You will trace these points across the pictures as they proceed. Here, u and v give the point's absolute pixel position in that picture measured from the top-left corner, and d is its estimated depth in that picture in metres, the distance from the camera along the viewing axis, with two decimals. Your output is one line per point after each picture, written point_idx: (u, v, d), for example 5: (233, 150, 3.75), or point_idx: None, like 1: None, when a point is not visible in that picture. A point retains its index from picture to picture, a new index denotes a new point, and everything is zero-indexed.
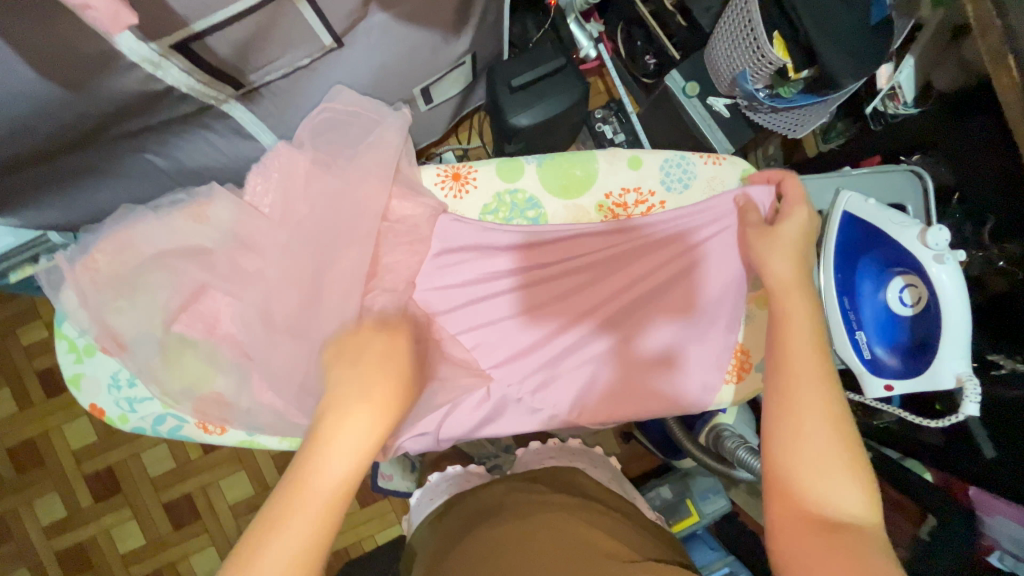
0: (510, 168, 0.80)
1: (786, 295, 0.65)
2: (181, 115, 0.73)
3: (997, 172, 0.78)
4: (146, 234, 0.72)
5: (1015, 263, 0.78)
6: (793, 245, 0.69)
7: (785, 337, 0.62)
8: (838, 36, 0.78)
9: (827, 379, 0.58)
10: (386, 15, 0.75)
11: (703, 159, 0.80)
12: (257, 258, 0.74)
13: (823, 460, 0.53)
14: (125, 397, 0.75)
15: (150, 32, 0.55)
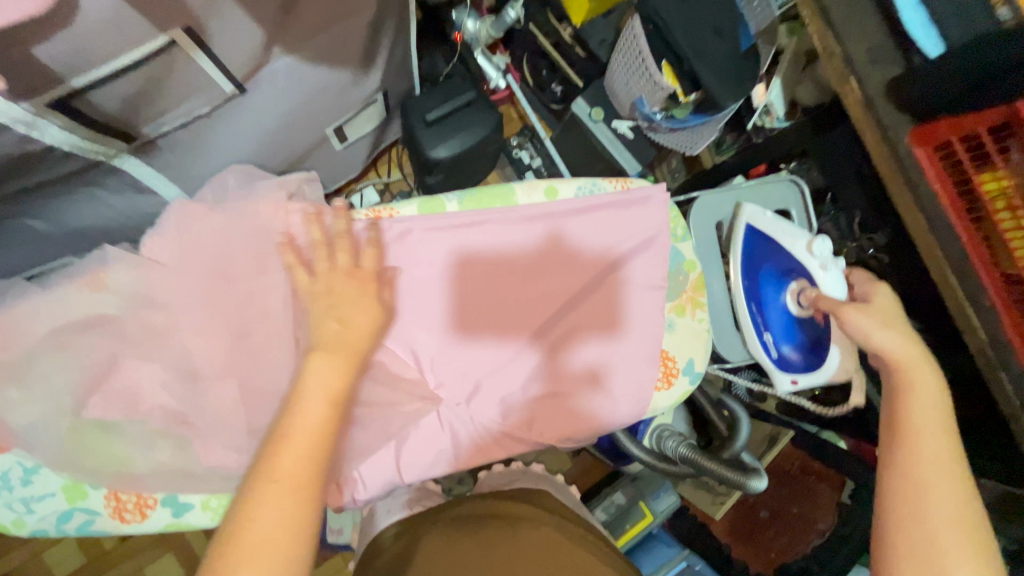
0: (431, 208, 0.73)
1: (915, 366, 0.62)
2: (63, 175, 0.68)
3: (860, 176, 0.90)
4: (36, 311, 0.64)
5: (882, 251, 0.90)
6: (888, 309, 0.68)
7: (905, 399, 0.61)
8: (717, 64, 0.87)
9: (946, 432, 0.58)
10: (289, 60, 0.73)
11: (620, 186, 0.77)
12: (163, 323, 0.68)
13: (948, 522, 0.52)
14: (18, 498, 0.65)
15: (22, 91, 0.50)
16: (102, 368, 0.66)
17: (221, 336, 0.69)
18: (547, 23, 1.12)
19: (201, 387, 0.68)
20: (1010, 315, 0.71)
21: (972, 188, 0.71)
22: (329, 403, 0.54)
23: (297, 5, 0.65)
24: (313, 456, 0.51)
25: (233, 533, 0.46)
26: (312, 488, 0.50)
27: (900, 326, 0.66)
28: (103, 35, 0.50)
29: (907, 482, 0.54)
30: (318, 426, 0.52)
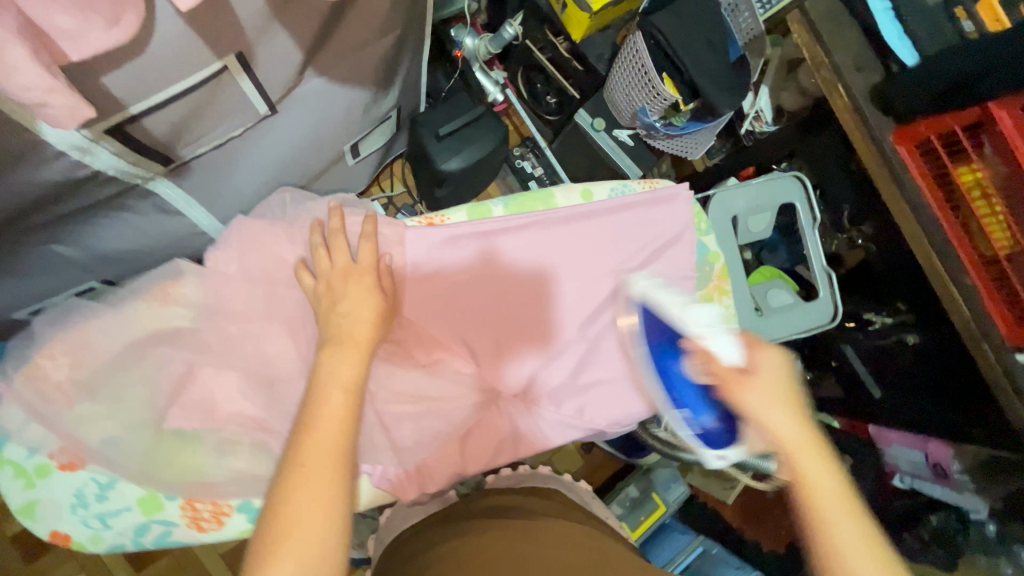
0: (479, 213, 0.76)
1: (804, 452, 0.53)
2: (99, 199, 0.68)
3: (848, 174, 0.99)
4: (105, 328, 0.65)
5: (870, 240, 0.99)
6: (772, 383, 0.55)
7: (812, 495, 0.51)
8: (713, 75, 0.93)
9: (863, 524, 0.51)
10: (319, 81, 0.76)
11: (646, 186, 0.80)
12: (206, 342, 0.69)
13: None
14: (94, 514, 0.64)
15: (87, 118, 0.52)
16: (176, 383, 0.67)
17: (265, 352, 0.70)
18: (544, 38, 1.18)
19: (248, 403, 0.69)
20: (989, 293, 0.79)
21: (950, 181, 0.79)
22: (348, 393, 0.57)
23: (333, 29, 0.68)
24: (336, 443, 0.53)
25: (275, 514, 0.50)
26: (337, 474, 0.52)
27: (790, 408, 0.55)
28: (167, 60, 0.52)
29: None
30: (344, 411, 0.56)
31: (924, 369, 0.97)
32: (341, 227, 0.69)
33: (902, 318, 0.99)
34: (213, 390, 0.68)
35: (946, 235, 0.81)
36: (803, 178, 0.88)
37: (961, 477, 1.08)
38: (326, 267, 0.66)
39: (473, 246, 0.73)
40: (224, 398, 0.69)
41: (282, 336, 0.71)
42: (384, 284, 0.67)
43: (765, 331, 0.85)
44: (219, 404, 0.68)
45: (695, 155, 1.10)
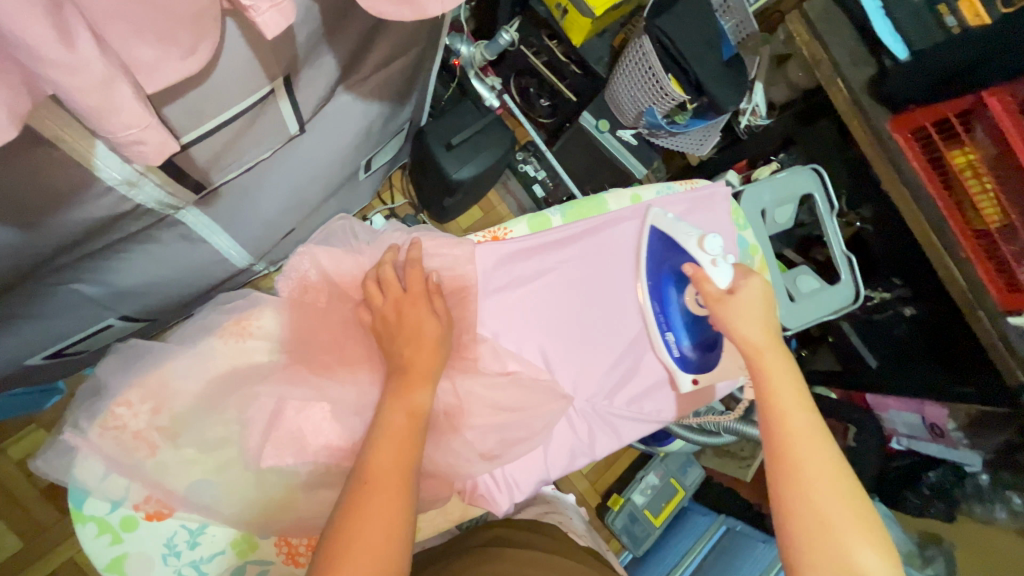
0: (539, 223, 0.79)
1: (759, 354, 0.65)
2: (131, 232, 0.65)
3: (844, 161, 1.06)
4: (178, 372, 0.65)
5: (868, 222, 1.07)
6: (750, 309, 0.68)
7: (769, 382, 0.63)
8: (715, 72, 0.96)
9: (819, 431, 0.60)
10: (347, 97, 0.75)
11: (686, 186, 0.84)
12: (259, 372, 0.67)
13: (843, 525, 0.53)
14: (187, 563, 0.64)
15: (188, 126, 0.51)
16: (269, 420, 0.67)
17: (315, 378, 0.68)
18: (539, 42, 1.19)
19: (304, 432, 0.67)
20: (983, 264, 0.86)
21: (943, 165, 0.87)
22: (412, 415, 0.57)
23: (368, 45, 0.68)
24: (398, 462, 0.52)
25: (337, 522, 0.48)
26: (398, 489, 0.51)
27: (749, 321, 0.67)
28: (226, 86, 0.50)
29: (806, 486, 0.56)
30: (407, 433, 0.55)
31: (918, 337, 1.04)
32: (393, 260, 0.68)
33: (900, 292, 1.05)
34: (267, 421, 0.67)
35: (942, 213, 0.89)
36: (821, 171, 0.93)
37: (955, 434, 1.18)
38: (380, 285, 0.66)
39: (541, 256, 0.77)
40: (276, 429, 0.67)
41: (331, 359, 0.69)
42: (436, 306, 0.66)
43: (800, 315, 0.91)
44: (269, 437, 0.66)
45: (703, 151, 1.15)
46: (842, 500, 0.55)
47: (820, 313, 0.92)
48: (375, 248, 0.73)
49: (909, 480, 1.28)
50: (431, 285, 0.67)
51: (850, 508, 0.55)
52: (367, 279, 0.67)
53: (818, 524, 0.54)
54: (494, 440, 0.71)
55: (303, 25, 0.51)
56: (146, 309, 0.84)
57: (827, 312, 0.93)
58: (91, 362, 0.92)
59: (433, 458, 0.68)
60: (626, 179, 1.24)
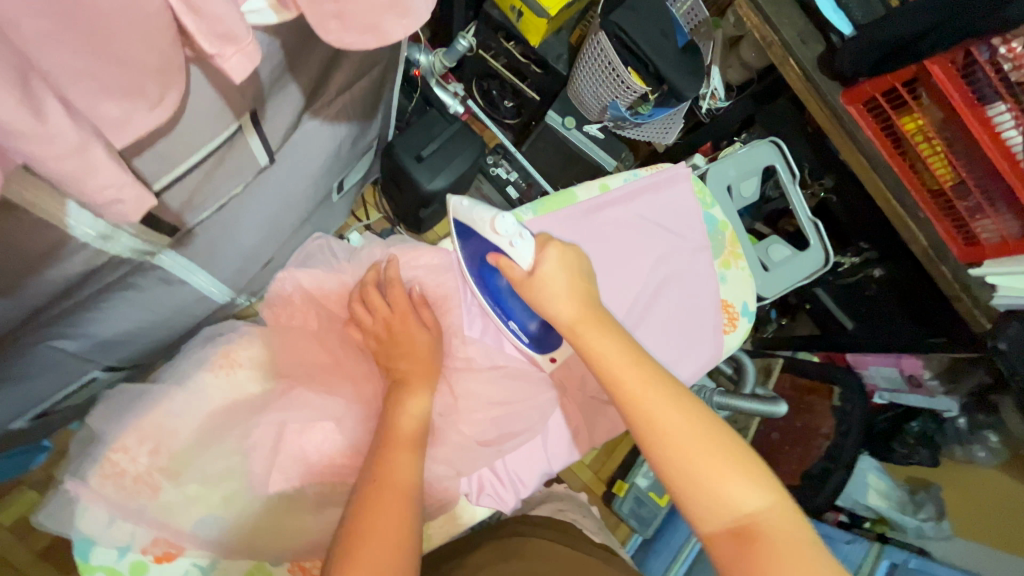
0: (512, 224, 0.76)
1: (584, 326, 0.57)
2: (110, 282, 0.64)
3: (803, 135, 1.09)
4: (175, 411, 0.65)
5: (831, 192, 1.10)
6: (557, 285, 0.58)
7: (603, 361, 0.55)
8: (674, 62, 0.98)
9: (660, 378, 0.54)
10: (315, 123, 0.74)
11: (651, 172, 0.85)
12: (252, 407, 0.67)
13: (718, 469, 0.50)
14: None
15: (159, 171, 0.50)
16: (272, 446, 0.66)
17: (310, 401, 0.67)
18: (497, 45, 1.20)
19: (304, 457, 0.66)
20: (941, 222, 0.92)
21: (895, 131, 0.91)
22: (419, 428, 0.57)
23: (331, 71, 0.68)
24: (411, 467, 0.52)
25: (349, 530, 0.46)
26: (406, 493, 0.50)
27: (561, 290, 0.58)
28: (193, 128, 0.50)
29: (670, 449, 0.51)
30: (411, 444, 0.54)
31: (891, 297, 1.10)
32: (378, 280, 0.69)
33: (867, 255, 1.12)
34: (270, 447, 0.66)
35: (898, 176, 0.93)
36: (780, 144, 0.95)
37: (932, 382, 1.23)
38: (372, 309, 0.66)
39: None
40: (271, 458, 0.66)
41: (324, 382, 0.68)
42: (426, 318, 0.66)
43: (774, 284, 0.95)
44: (274, 463, 0.66)
45: (669, 139, 1.18)
46: (707, 449, 0.51)
47: (794, 279, 0.95)
48: (353, 265, 0.74)
49: (894, 432, 1.33)
50: (416, 298, 0.68)
51: (715, 449, 0.51)
52: (352, 299, 0.67)
53: (686, 482, 0.50)
54: (493, 444, 0.73)
55: (266, 61, 0.51)
56: (129, 356, 0.82)
57: (802, 277, 0.96)
58: (77, 415, 0.90)
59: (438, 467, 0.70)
60: (597, 172, 1.26)
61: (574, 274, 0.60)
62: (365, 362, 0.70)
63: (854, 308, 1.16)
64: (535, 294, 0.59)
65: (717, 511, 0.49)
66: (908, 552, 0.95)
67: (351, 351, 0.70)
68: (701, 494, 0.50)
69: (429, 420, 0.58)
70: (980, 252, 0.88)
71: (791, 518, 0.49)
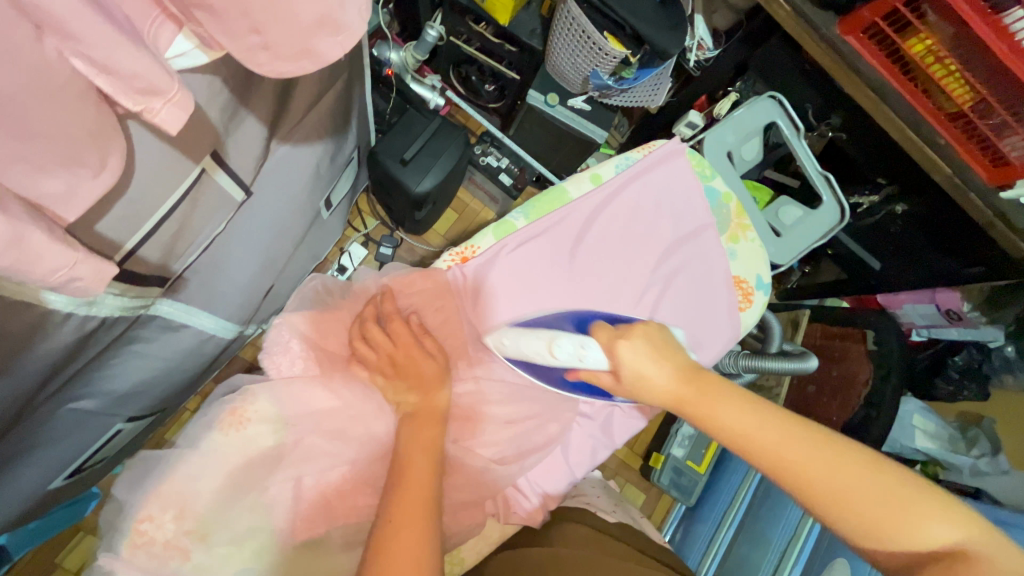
0: (504, 231, 0.75)
1: (686, 399, 0.55)
2: (110, 341, 0.64)
3: (802, 74, 1.01)
4: (194, 473, 0.66)
5: (840, 130, 1.02)
6: (647, 368, 0.56)
7: (718, 424, 0.52)
8: (654, 18, 0.92)
9: (793, 422, 0.51)
10: (285, 148, 0.72)
11: (642, 152, 0.80)
12: (268, 460, 0.69)
13: (892, 507, 0.46)
14: None
15: (126, 230, 0.50)
16: (292, 497, 0.69)
17: (319, 450, 0.70)
18: (467, 30, 1.15)
19: (321, 494, 0.69)
20: (964, 145, 0.85)
21: (903, 56, 0.84)
22: (428, 451, 0.56)
23: (288, 94, 0.65)
24: (424, 487, 0.51)
25: (369, 562, 0.46)
26: (425, 518, 0.49)
27: (653, 369, 0.56)
28: (143, 182, 0.48)
29: (834, 498, 0.47)
30: (424, 466, 0.54)
31: (917, 232, 1.04)
32: (378, 311, 0.68)
33: (885, 192, 1.06)
34: (290, 501, 0.68)
35: (910, 104, 0.86)
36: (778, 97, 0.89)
37: (972, 315, 1.17)
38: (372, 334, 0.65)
39: (521, 266, 0.74)
40: (293, 508, 0.68)
41: (335, 427, 0.70)
42: (428, 346, 0.66)
43: (789, 249, 0.92)
44: (297, 512, 0.68)
45: (659, 101, 1.11)
46: (871, 485, 0.47)
47: (808, 239, 0.92)
48: (351, 300, 0.74)
49: (937, 368, 1.27)
50: (416, 329, 0.68)
51: (887, 485, 0.47)
52: (353, 338, 0.67)
53: (861, 527, 0.46)
54: (510, 458, 0.73)
55: (209, 100, 0.49)
56: (151, 404, 0.84)
57: (817, 235, 0.92)
58: (114, 465, 0.93)
59: (456, 483, 0.70)
60: (589, 146, 1.20)
61: (662, 350, 0.58)
62: (371, 392, 0.70)
63: (878, 246, 1.12)
64: (634, 390, 0.58)
65: (910, 549, 0.45)
66: None
67: (350, 375, 0.70)
68: (882, 538, 0.46)
69: (436, 443, 0.57)
70: (1010, 172, 0.81)
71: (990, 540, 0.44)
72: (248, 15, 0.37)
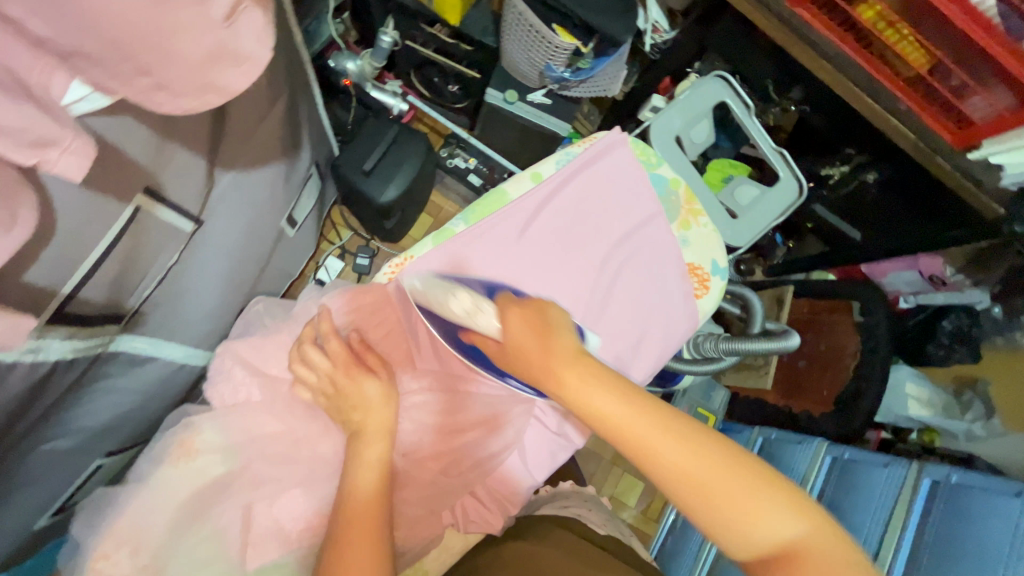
0: (444, 238, 0.74)
1: (568, 370, 0.49)
2: (72, 383, 0.63)
3: (763, 46, 0.98)
4: (145, 508, 0.68)
5: (801, 103, 1.01)
6: (527, 341, 0.51)
7: (591, 403, 0.47)
8: (604, 7, 0.91)
9: (661, 414, 0.46)
10: (231, 174, 0.72)
11: (584, 146, 0.80)
12: (220, 485, 0.71)
13: (741, 501, 0.44)
14: None
15: (59, 274, 0.50)
16: (241, 526, 0.69)
17: (264, 477, 0.71)
18: (422, 32, 1.13)
19: (276, 525, 0.68)
20: (926, 111, 0.83)
21: (854, 26, 0.83)
22: (380, 473, 0.57)
23: (224, 120, 0.64)
24: (372, 509, 0.53)
25: None
26: (374, 533, 0.52)
27: (528, 348, 0.51)
28: (69, 230, 0.48)
29: (692, 492, 0.44)
30: (373, 492, 0.55)
31: (892, 198, 1.01)
32: (332, 327, 0.67)
33: (857, 160, 1.04)
34: (240, 526, 0.69)
35: (867, 71, 0.85)
36: (728, 77, 0.90)
37: (956, 278, 1.21)
38: (332, 355, 0.65)
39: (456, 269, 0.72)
40: (244, 533, 0.69)
41: (277, 453, 0.72)
42: (370, 363, 0.65)
43: (745, 229, 0.93)
44: (248, 540, 0.68)
45: (614, 90, 1.10)
46: (728, 480, 0.44)
47: (767, 216, 0.94)
48: (289, 323, 0.77)
49: (927, 334, 1.25)
50: (356, 346, 0.67)
51: (744, 479, 0.45)
52: (293, 360, 0.67)
53: (714, 523, 0.44)
54: (452, 473, 0.73)
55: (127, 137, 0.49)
56: (128, 436, 0.84)
57: (776, 213, 0.93)
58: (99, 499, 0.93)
59: (404, 504, 0.71)
60: (553, 140, 1.18)
61: (557, 327, 0.53)
62: (319, 418, 0.72)
63: (853, 216, 1.11)
64: (516, 366, 0.53)
65: (755, 545, 0.44)
66: (950, 467, 0.85)
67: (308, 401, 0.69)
68: (728, 532, 0.44)
69: (388, 461, 0.58)
70: (975, 133, 0.79)
71: (829, 535, 0.43)
72: (132, 58, 0.39)
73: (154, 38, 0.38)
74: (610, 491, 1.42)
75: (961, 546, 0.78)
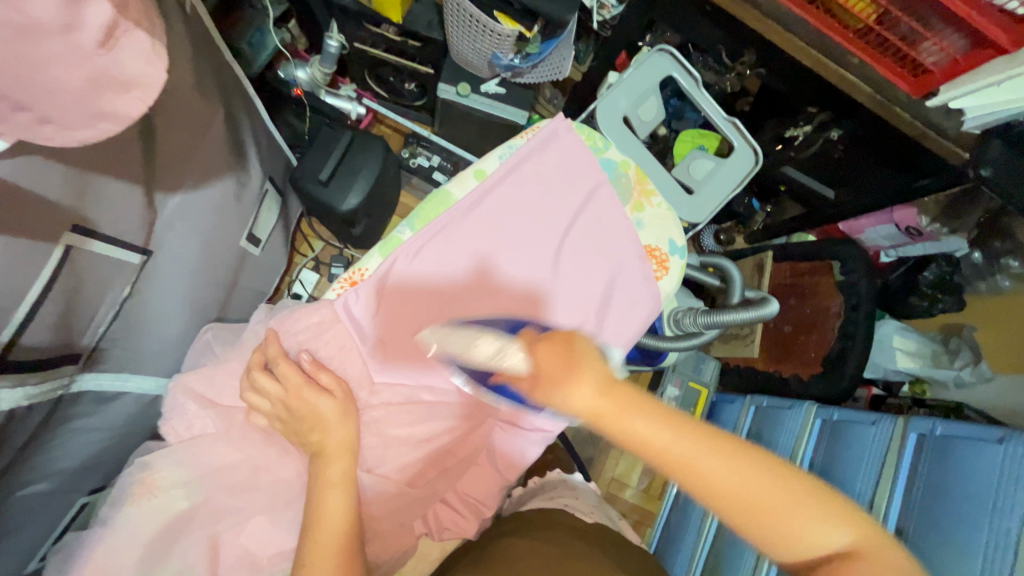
0: (391, 247, 0.74)
1: (614, 413, 0.44)
2: (35, 431, 0.61)
3: (699, 13, 0.94)
4: (114, 547, 0.67)
5: (755, 66, 0.99)
6: (570, 373, 0.45)
7: (639, 436, 0.43)
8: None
9: (718, 437, 0.44)
10: (174, 200, 0.71)
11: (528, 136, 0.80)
12: (189, 519, 0.71)
13: (798, 517, 0.43)
14: None
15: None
16: (209, 557, 0.70)
17: (226, 507, 0.72)
18: (369, 34, 1.09)
19: (245, 552, 0.71)
20: (880, 62, 0.83)
21: None
22: (343, 488, 0.58)
23: (151, 144, 0.64)
24: (341, 526, 0.55)
25: None
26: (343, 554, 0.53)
27: (569, 385, 0.44)
28: None
29: (751, 507, 0.42)
30: (339, 511, 0.56)
31: (861, 153, 0.99)
32: (281, 350, 0.66)
33: (818, 120, 1.02)
34: (208, 556, 0.70)
35: (815, 28, 0.85)
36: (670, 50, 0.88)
37: (932, 228, 1.17)
38: (284, 378, 0.64)
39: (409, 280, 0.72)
40: (212, 561, 0.70)
41: (236, 482, 0.73)
42: (322, 381, 0.65)
43: (702, 205, 0.92)
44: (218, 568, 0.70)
45: (565, 71, 1.08)
46: (786, 493, 0.43)
47: (725, 187, 0.93)
48: (237, 351, 0.77)
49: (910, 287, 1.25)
50: (308, 367, 0.66)
51: (792, 495, 0.43)
52: (245, 388, 0.67)
53: (771, 536, 0.43)
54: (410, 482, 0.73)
55: None
56: (108, 473, 0.83)
57: (733, 183, 0.92)
58: None
59: (374, 517, 0.71)
60: (513, 129, 1.16)
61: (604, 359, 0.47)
62: (279, 441, 0.74)
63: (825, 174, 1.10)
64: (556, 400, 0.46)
65: (805, 553, 0.43)
66: (932, 419, 0.83)
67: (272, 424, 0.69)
68: (784, 542, 0.43)
69: (351, 476, 0.59)
70: (927, 81, 0.79)
71: (880, 545, 0.43)
72: (5, 97, 0.39)
73: (21, 74, 0.38)
74: (611, 474, 1.42)
75: (947, 486, 0.77)
